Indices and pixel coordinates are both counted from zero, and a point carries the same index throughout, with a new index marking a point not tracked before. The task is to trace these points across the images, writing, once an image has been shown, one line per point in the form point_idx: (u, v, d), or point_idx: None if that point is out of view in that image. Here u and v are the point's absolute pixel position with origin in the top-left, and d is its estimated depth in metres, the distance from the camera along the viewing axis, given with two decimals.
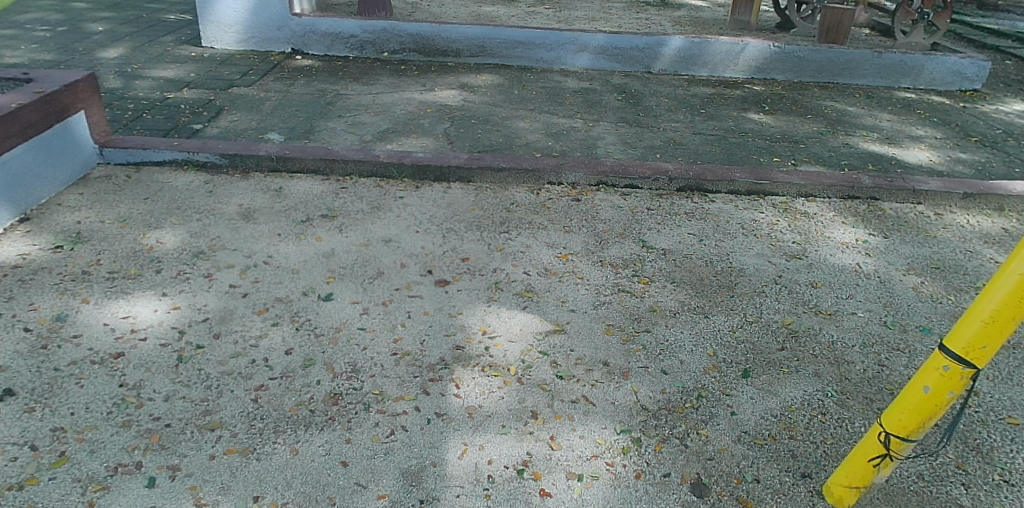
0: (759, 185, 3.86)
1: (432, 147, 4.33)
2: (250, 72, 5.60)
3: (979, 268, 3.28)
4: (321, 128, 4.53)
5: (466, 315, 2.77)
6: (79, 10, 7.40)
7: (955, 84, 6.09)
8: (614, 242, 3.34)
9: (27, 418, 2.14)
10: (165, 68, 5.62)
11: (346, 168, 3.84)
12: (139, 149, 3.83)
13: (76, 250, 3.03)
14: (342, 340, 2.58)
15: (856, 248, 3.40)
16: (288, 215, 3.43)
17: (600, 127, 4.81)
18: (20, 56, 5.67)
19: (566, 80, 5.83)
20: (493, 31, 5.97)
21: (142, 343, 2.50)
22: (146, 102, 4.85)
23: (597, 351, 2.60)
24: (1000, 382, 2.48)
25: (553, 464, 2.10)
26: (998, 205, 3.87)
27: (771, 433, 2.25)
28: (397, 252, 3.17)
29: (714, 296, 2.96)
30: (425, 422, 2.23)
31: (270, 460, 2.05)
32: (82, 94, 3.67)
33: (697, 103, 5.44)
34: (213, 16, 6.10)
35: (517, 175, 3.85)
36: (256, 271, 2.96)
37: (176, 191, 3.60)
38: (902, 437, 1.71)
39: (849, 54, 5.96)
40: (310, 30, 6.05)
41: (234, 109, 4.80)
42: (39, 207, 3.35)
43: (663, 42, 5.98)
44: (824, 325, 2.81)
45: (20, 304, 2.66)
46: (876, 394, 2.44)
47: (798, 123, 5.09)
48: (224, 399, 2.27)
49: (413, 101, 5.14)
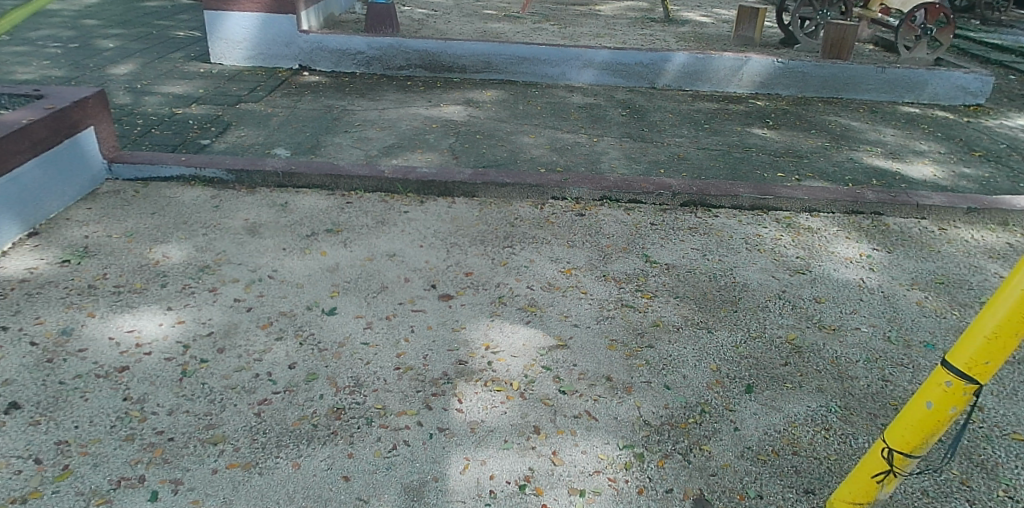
0: (762, 199, 3.87)
1: (437, 162, 4.36)
2: (258, 88, 5.66)
3: (983, 283, 3.28)
4: (327, 143, 4.57)
5: (469, 329, 2.78)
6: (91, 27, 7.52)
7: (959, 99, 6.09)
8: (617, 257, 3.35)
9: (32, 431, 2.15)
10: (174, 84, 5.69)
11: (351, 183, 3.88)
12: (147, 165, 3.87)
13: (83, 264, 3.06)
14: (345, 354, 2.59)
15: (860, 263, 3.40)
16: (293, 229, 3.46)
17: (604, 142, 4.84)
18: (32, 73, 5.75)
19: (571, 95, 5.87)
20: (499, 47, 6.03)
21: (146, 357, 2.51)
22: (154, 117, 4.92)
23: (600, 366, 2.60)
24: (1005, 398, 2.47)
25: (555, 480, 2.09)
26: (1002, 219, 3.87)
27: (774, 448, 2.24)
28: (401, 266, 3.18)
29: (717, 311, 2.96)
30: (427, 437, 2.23)
31: (272, 474, 2.06)
32: (92, 110, 3.72)
33: (701, 118, 5.47)
34: (222, 33, 6.19)
35: (521, 190, 3.87)
36: (261, 286, 2.98)
37: (183, 206, 3.63)
38: (904, 453, 1.70)
39: (853, 69, 5.99)
40: (317, 47, 6.13)
41: (242, 125, 4.85)
42: (47, 222, 3.39)
43: (668, 57, 6.02)
44: (828, 340, 2.80)
45: (27, 317, 2.69)
46: (880, 410, 2.43)
47: (801, 139, 5.10)
48: (227, 413, 2.27)
49: (419, 116, 5.19)
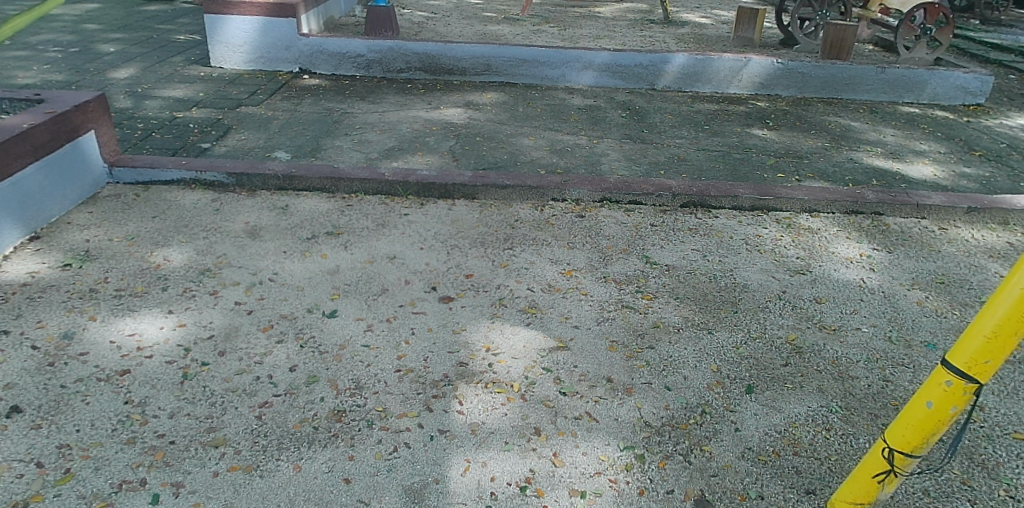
0: (762, 200, 3.88)
1: (437, 164, 4.36)
2: (258, 92, 5.68)
3: (984, 283, 3.28)
4: (327, 146, 4.58)
5: (470, 331, 2.78)
6: (91, 31, 7.53)
7: (958, 99, 6.10)
8: (618, 258, 3.35)
9: (34, 435, 2.16)
10: (174, 88, 5.70)
11: (351, 186, 3.88)
12: (148, 169, 3.88)
13: (84, 268, 3.07)
14: (346, 357, 2.59)
15: (860, 263, 3.40)
16: (294, 232, 3.46)
17: (604, 144, 4.84)
18: (33, 77, 5.76)
19: (571, 97, 5.88)
20: (498, 49, 6.04)
21: (147, 360, 2.52)
22: (155, 121, 4.93)
23: (600, 367, 2.61)
24: (1006, 397, 2.47)
25: (556, 481, 2.10)
26: (1002, 219, 3.87)
27: (775, 448, 2.24)
28: (402, 269, 3.19)
29: (717, 312, 2.96)
30: (428, 439, 2.23)
31: (273, 477, 2.06)
32: (93, 114, 3.73)
33: (701, 119, 5.47)
34: (222, 37, 6.20)
35: (521, 192, 3.88)
36: (262, 289, 2.99)
37: (184, 210, 3.64)
38: (905, 453, 1.69)
39: (853, 69, 5.99)
40: (318, 50, 6.14)
41: (242, 128, 4.86)
42: (49, 226, 3.40)
43: (667, 59, 6.03)
44: (828, 341, 2.80)
45: (28, 321, 2.69)
46: (880, 410, 2.43)
47: (802, 139, 5.11)
48: (228, 416, 2.28)
49: (419, 119, 5.20)
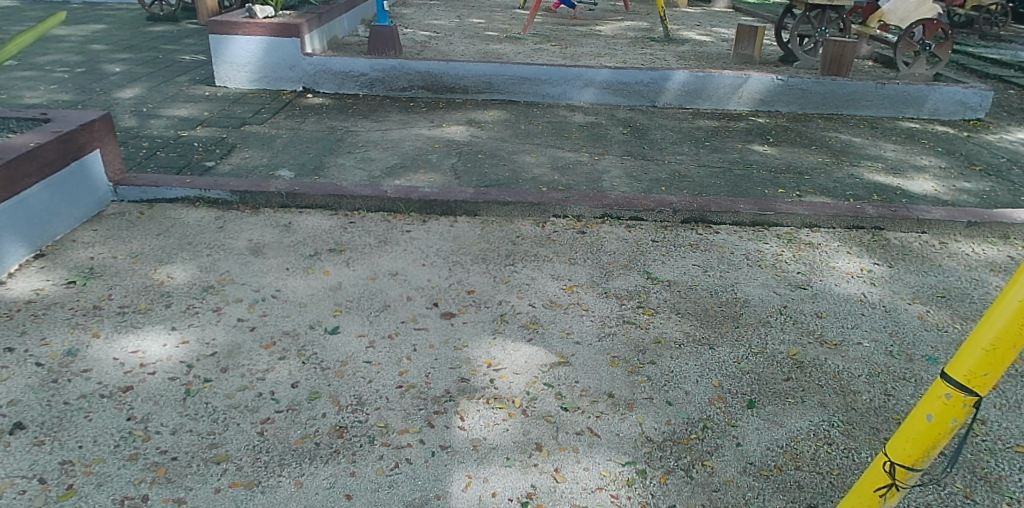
0: (763, 215, 3.89)
1: (439, 182, 4.39)
2: (262, 111, 5.73)
3: (985, 297, 3.28)
4: (330, 165, 4.61)
5: (472, 347, 2.79)
6: (98, 52, 7.64)
7: (958, 114, 6.13)
8: (619, 274, 3.36)
9: (36, 451, 2.16)
10: (179, 108, 5.77)
11: (354, 203, 3.91)
12: (152, 187, 3.92)
13: (88, 285, 3.09)
14: (348, 373, 2.60)
15: (861, 277, 3.41)
16: (296, 249, 3.49)
17: (606, 161, 4.87)
18: (39, 97, 5.84)
19: (572, 114, 5.93)
20: (500, 68, 6.11)
21: (150, 376, 2.53)
22: (160, 140, 4.98)
23: (602, 383, 2.61)
24: (1008, 410, 2.47)
25: (558, 496, 2.09)
26: (1003, 233, 3.88)
27: (777, 463, 2.24)
28: (404, 285, 3.20)
29: (719, 327, 2.96)
30: (429, 455, 2.23)
31: (274, 493, 2.06)
32: (99, 133, 3.77)
33: (702, 136, 5.50)
34: (227, 56, 6.29)
35: (523, 209, 3.90)
36: (264, 305, 3.00)
37: (187, 227, 3.67)
38: (907, 467, 1.61)
39: (852, 86, 6.04)
40: (321, 69, 6.21)
41: (246, 147, 4.91)
42: (54, 243, 3.43)
43: (668, 76, 6.09)
44: (830, 355, 2.80)
45: (33, 338, 2.71)
46: (882, 424, 2.42)
47: (802, 155, 5.13)
48: (231, 433, 2.28)
49: (422, 137, 5.24)
